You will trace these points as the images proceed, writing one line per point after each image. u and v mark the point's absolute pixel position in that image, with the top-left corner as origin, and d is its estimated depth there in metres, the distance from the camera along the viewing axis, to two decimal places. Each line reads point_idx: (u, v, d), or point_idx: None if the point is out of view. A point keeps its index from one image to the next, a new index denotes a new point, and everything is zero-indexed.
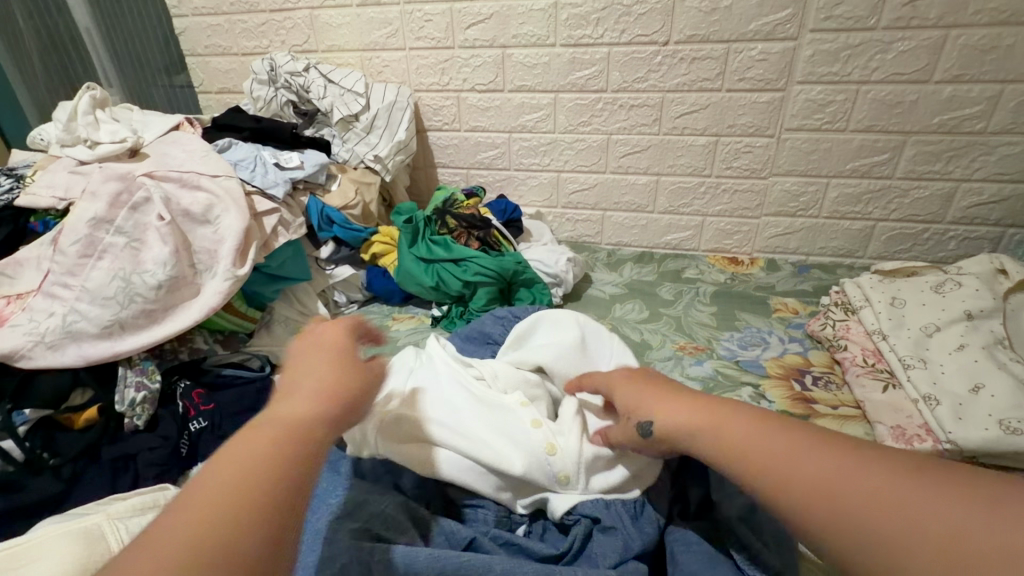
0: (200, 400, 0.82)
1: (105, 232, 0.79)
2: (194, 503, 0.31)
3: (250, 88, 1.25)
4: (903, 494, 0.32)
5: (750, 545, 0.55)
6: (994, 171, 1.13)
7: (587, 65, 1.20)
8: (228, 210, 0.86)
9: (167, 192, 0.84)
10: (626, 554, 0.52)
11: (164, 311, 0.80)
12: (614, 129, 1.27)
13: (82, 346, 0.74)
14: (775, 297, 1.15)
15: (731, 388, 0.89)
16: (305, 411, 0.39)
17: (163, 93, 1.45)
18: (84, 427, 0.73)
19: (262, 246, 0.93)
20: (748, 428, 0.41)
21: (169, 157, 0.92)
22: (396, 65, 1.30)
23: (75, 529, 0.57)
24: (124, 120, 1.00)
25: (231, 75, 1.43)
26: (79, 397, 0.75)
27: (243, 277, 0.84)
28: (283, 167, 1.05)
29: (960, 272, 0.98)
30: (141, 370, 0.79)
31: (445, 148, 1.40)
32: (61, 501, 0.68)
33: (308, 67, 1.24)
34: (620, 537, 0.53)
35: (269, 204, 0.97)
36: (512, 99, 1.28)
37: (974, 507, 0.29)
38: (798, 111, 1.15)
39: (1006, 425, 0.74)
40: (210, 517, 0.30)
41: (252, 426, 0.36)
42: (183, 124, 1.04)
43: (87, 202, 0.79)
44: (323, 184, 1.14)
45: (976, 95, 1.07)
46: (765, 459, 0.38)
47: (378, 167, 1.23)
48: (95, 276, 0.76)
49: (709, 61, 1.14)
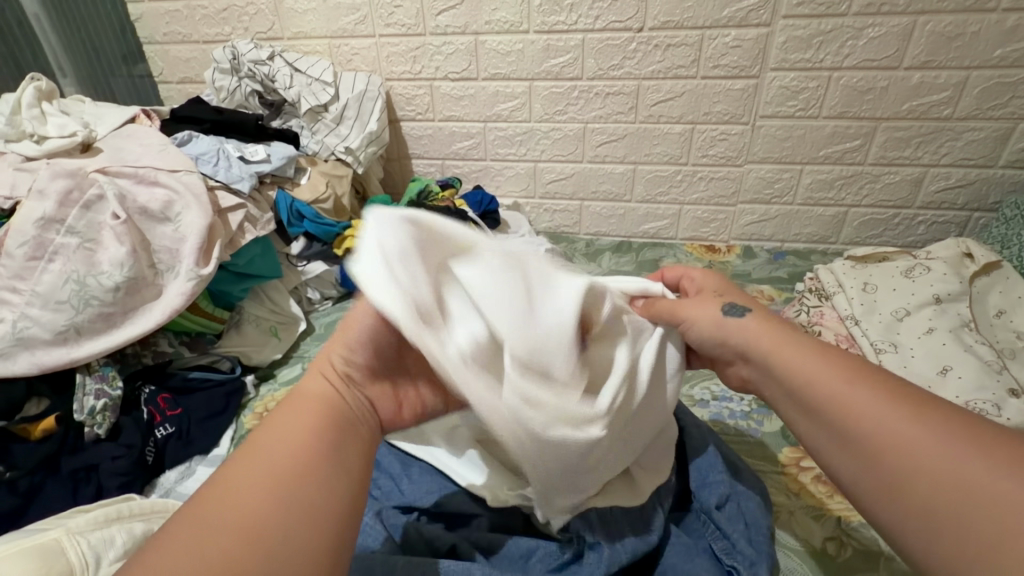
0: (167, 406, 0.81)
1: (55, 232, 0.74)
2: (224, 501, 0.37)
3: (212, 78, 1.20)
4: (942, 443, 0.35)
5: (728, 535, 0.56)
6: (961, 156, 1.15)
7: (561, 52, 1.18)
8: (189, 207, 0.83)
9: (122, 188, 0.80)
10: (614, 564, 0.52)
11: (123, 314, 0.77)
12: (590, 118, 1.25)
13: (36, 354, 0.71)
14: (752, 284, 1.16)
15: (707, 375, 0.89)
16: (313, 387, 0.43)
17: (124, 84, 1.39)
18: (41, 437, 0.70)
19: (227, 244, 0.90)
20: (811, 361, 0.43)
21: (124, 152, 0.87)
22: (366, 53, 1.26)
23: (30, 545, 0.54)
24: (75, 113, 0.94)
25: (192, 64, 1.36)
26: (34, 406, 0.72)
27: (207, 276, 0.81)
28: (248, 160, 1.02)
29: (929, 257, 1.00)
30: (101, 377, 0.75)
31: (419, 138, 1.36)
32: (18, 516, 0.65)
33: (273, 55, 1.19)
34: (605, 548, 0.52)
35: (234, 200, 0.93)
36: (487, 88, 1.26)
37: (983, 459, 0.33)
38: (772, 98, 1.16)
39: (972, 407, 0.76)
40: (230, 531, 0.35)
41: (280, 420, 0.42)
42: (140, 117, 1.00)
43: (35, 201, 0.74)
44: (292, 177, 1.10)
45: (943, 81, 1.08)
46: (803, 390, 0.42)
47: (349, 159, 1.20)
48: (46, 279, 0.72)
49: (684, 48, 1.13)
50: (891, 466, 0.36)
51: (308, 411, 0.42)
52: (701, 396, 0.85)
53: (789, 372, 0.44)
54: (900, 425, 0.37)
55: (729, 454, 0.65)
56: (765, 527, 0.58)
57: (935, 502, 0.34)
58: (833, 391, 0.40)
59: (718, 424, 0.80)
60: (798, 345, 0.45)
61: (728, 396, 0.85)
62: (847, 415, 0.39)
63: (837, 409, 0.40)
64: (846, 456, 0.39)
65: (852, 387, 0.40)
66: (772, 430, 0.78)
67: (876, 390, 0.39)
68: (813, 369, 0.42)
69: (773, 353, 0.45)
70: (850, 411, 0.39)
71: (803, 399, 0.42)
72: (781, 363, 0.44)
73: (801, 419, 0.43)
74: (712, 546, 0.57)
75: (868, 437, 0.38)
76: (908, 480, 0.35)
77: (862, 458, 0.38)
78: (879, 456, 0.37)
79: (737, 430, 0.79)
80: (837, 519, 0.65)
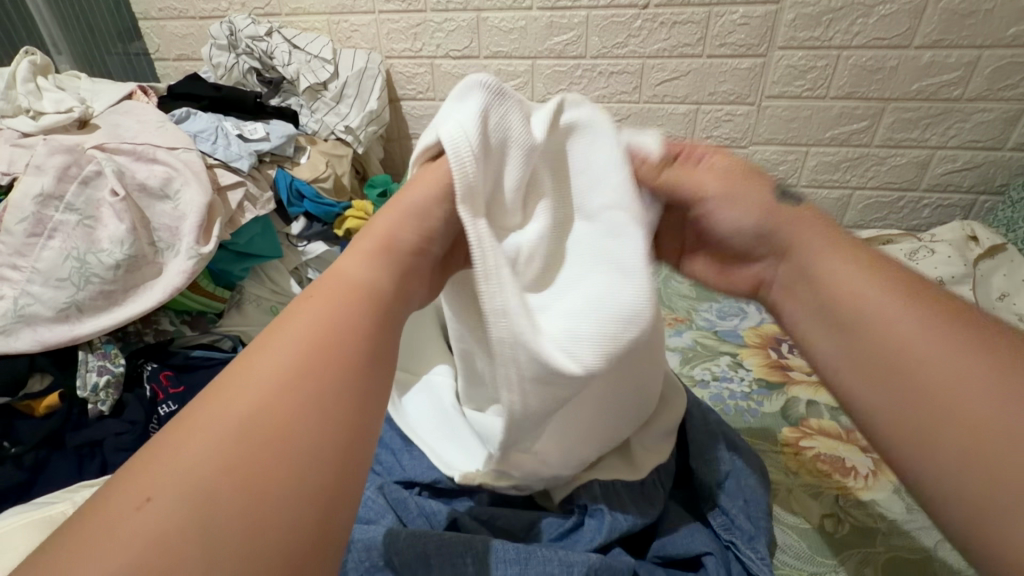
0: (169, 383, 0.81)
1: (54, 209, 0.73)
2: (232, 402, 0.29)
3: (209, 54, 1.18)
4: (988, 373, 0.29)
5: (727, 511, 0.57)
6: (968, 139, 1.14)
7: (565, 29, 1.16)
8: (189, 184, 0.82)
9: (120, 165, 0.80)
10: (614, 532, 0.52)
11: (124, 292, 0.77)
12: (593, 98, 1.23)
13: (38, 331, 0.70)
14: None
15: (709, 357, 0.89)
16: (356, 275, 0.36)
17: (120, 62, 1.36)
18: (45, 413, 0.71)
19: (227, 223, 0.89)
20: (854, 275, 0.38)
21: (122, 129, 0.86)
22: (365, 29, 1.24)
23: (38, 517, 0.55)
24: (70, 89, 0.93)
25: (189, 40, 1.35)
26: (37, 382, 0.72)
27: (208, 255, 0.81)
28: (247, 139, 1.01)
29: (933, 240, 0.99)
30: (104, 354, 0.76)
31: (419, 118, 1.35)
32: (25, 490, 0.68)
33: (271, 31, 1.17)
34: (606, 515, 0.53)
35: (233, 178, 0.92)
36: (489, 66, 1.24)
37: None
38: (779, 77, 1.14)
39: None
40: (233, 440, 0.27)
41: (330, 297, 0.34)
42: (137, 93, 0.98)
43: (32, 177, 0.73)
44: (291, 157, 1.09)
45: (954, 61, 1.06)
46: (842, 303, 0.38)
47: (349, 138, 1.18)
48: (46, 257, 0.72)
49: (690, 25, 1.11)
50: (929, 396, 0.31)
51: (343, 291, 0.35)
52: (702, 376, 0.85)
53: (835, 287, 0.39)
54: (943, 347, 0.32)
55: (730, 433, 0.65)
56: (763, 503, 0.59)
57: (956, 435, 0.29)
58: (880, 304, 0.36)
59: (718, 405, 0.80)
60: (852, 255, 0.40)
61: (728, 377, 0.85)
62: (885, 335, 0.34)
63: (875, 324, 0.35)
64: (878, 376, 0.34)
65: (903, 306, 0.35)
66: (772, 411, 0.79)
67: (915, 306, 0.34)
68: (861, 281, 0.37)
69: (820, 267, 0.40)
70: (891, 331, 0.34)
71: (840, 318, 0.38)
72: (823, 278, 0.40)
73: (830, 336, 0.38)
74: (710, 521, 0.57)
75: (906, 360, 0.33)
76: (934, 409, 0.30)
77: (888, 377, 0.33)
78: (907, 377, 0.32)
79: (736, 410, 0.80)
80: (835, 497, 0.66)
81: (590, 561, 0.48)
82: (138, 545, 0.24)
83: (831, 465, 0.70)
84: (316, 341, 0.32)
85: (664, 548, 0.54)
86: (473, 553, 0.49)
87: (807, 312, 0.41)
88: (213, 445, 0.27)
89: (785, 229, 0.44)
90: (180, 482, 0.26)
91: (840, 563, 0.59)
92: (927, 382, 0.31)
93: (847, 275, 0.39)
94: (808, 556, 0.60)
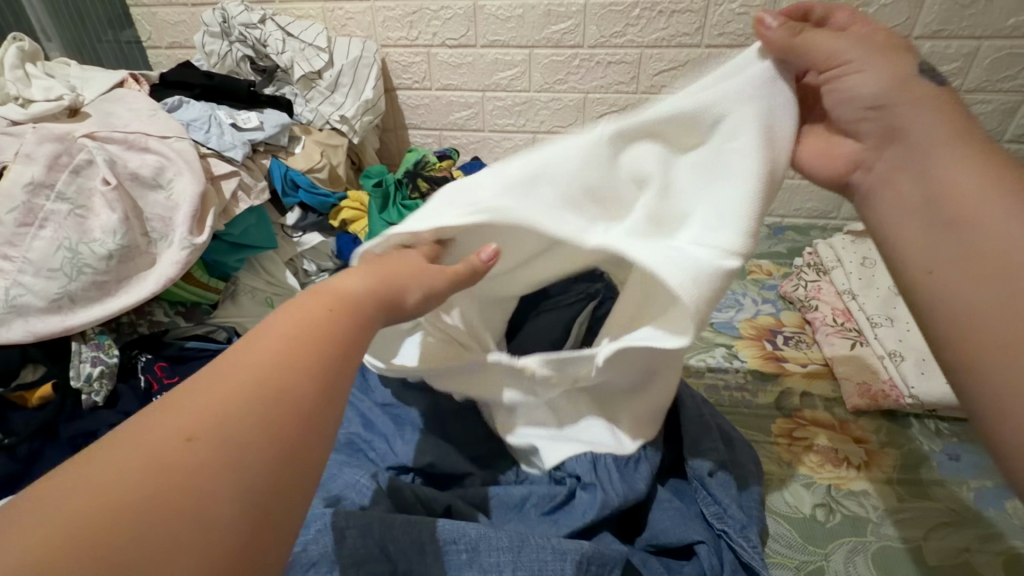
0: (164, 374, 0.80)
1: (45, 198, 0.73)
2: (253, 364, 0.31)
3: (201, 42, 1.16)
4: None
5: (720, 501, 0.57)
6: None
7: (562, 18, 1.15)
8: (181, 173, 0.81)
9: (112, 154, 0.79)
10: (605, 510, 0.52)
11: (117, 283, 0.76)
12: (591, 88, 1.22)
13: (30, 321, 0.70)
14: (750, 259, 1.15)
15: (704, 348, 0.90)
16: (351, 284, 0.40)
17: (111, 49, 1.34)
18: (39, 404, 0.71)
19: (221, 213, 0.88)
20: (966, 176, 0.42)
21: (113, 117, 0.85)
22: (360, 17, 1.22)
23: None
24: (60, 76, 0.92)
25: (181, 28, 1.32)
26: (30, 372, 0.72)
27: (202, 245, 0.80)
28: (241, 128, 0.99)
29: None
30: (97, 345, 0.76)
31: (415, 108, 1.34)
32: (18, 480, 0.67)
33: (264, 18, 1.15)
34: (598, 493, 0.54)
35: (227, 167, 0.91)
36: (485, 55, 1.22)
37: None
38: None
39: None
40: (258, 398, 0.30)
41: (337, 296, 0.38)
42: (128, 81, 0.97)
43: (22, 165, 0.72)
44: (285, 146, 1.08)
45: (953, 52, 1.06)
46: (951, 208, 0.42)
47: (344, 128, 1.17)
48: (38, 246, 0.71)
49: (689, 14, 1.10)
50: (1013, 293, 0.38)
51: (349, 297, 0.38)
52: (697, 367, 0.85)
53: (949, 179, 0.42)
54: None
55: (724, 425, 0.66)
56: (755, 495, 0.61)
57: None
58: (990, 212, 0.41)
59: (712, 395, 0.81)
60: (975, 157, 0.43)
61: (724, 367, 0.86)
62: (989, 243, 0.40)
63: (977, 228, 0.41)
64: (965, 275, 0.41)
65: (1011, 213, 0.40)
66: (766, 402, 0.79)
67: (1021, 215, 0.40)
68: (974, 182, 0.41)
69: (933, 159, 0.43)
70: (1000, 241, 0.40)
71: (950, 215, 0.42)
72: (935, 173, 0.43)
73: (935, 230, 0.43)
74: (703, 511, 0.57)
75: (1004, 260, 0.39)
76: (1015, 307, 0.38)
77: (982, 272, 0.40)
78: (1002, 273, 0.39)
79: (731, 401, 0.80)
80: (828, 488, 0.67)
81: (583, 549, 0.48)
82: (165, 478, 0.26)
83: (825, 456, 0.70)
84: (310, 337, 0.34)
85: (655, 538, 0.55)
86: (467, 541, 0.49)
87: (909, 203, 0.45)
88: (207, 411, 0.28)
89: (901, 106, 0.44)
90: (209, 424, 0.28)
91: (831, 551, 0.60)
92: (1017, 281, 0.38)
93: (961, 174, 0.42)
94: (800, 545, 0.60)
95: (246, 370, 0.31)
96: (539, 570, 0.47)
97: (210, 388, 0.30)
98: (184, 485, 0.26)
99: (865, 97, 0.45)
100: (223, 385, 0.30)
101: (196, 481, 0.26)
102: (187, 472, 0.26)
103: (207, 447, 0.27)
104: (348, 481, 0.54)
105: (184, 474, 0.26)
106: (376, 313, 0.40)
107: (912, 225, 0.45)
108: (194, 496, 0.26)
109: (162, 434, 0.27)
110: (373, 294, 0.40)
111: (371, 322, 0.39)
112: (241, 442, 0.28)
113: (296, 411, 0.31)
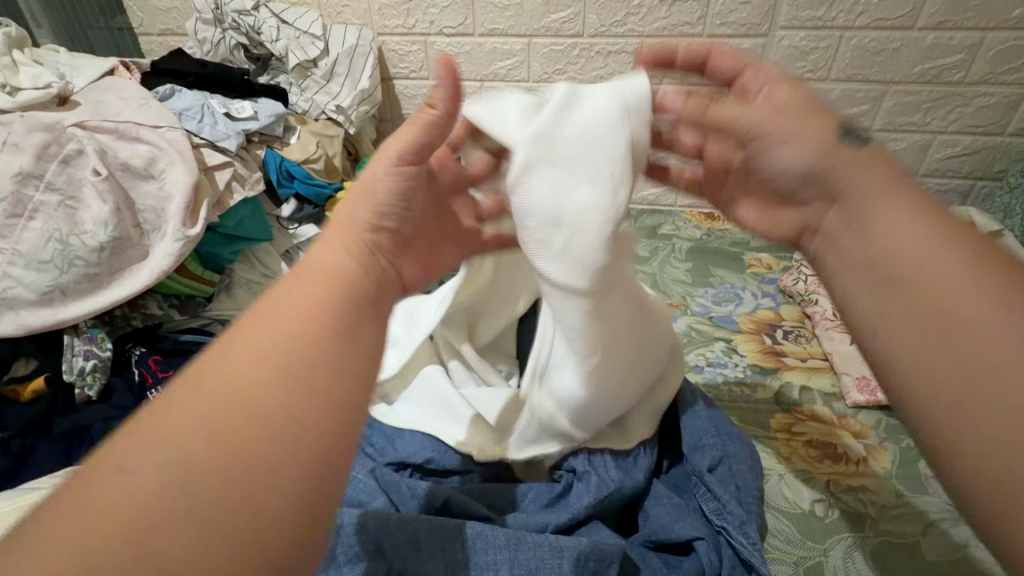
0: (158, 367, 0.80)
1: (34, 188, 0.71)
2: (214, 380, 0.31)
3: (194, 29, 1.14)
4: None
5: (719, 496, 0.57)
6: (969, 123, 1.13)
7: (562, 6, 1.13)
8: (174, 164, 0.80)
9: (102, 144, 0.77)
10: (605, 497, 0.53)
11: (109, 275, 0.75)
12: (590, 78, 1.21)
13: (21, 315, 0.69)
14: (750, 252, 1.14)
15: (703, 342, 0.89)
16: (329, 265, 0.38)
17: (102, 36, 1.31)
18: (31, 399, 0.70)
19: (216, 204, 0.87)
20: (904, 230, 0.37)
21: (104, 106, 0.83)
22: (356, 5, 1.20)
23: (24, 505, 0.54)
24: (49, 63, 0.90)
25: (173, 14, 1.30)
26: (22, 366, 0.71)
27: (195, 237, 0.79)
28: (235, 118, 0.98)
29: None
30: (90, 338, 0.74)
31: (413, 98, 1.32)
32: (13, 474, 0.67)
33: (258, 5, 1.13)
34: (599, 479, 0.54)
35: (221, 158, 0.90)
36: (483, 44, 1.20)
37: None
38: (780, 58, 1.11)
39: None
40: (216, 413, 0.29)
41: (302, 283, 0.36)
42: (119, 69, 0.95)
43: (9, 155, 0.71)
44: (281, 137, 1.06)
45: (957, 43, 1.04)
46: (893, 264, 0.37)
47: (340, 118, 1.15)
48: (27, 238, 0.69)
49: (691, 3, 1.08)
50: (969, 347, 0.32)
51: (320, 282, 0.37)
52: (696, 362, 0.85)
53: (883, 237, 0.38)
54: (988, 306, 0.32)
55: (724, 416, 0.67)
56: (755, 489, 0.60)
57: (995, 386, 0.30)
58: (937, 264, 0.35)
59: (711, 390, 0.81)
60: (917, 213, 0.38)
61: (723, 363, 0.85)
62: (937, 296, 0.34)
63: (927, 285, 0.35)
64: (916, 335, 0.35)
65: (960, 266, 0.34)
66: (765, 396, 0.79)
67: (965, 264, 0.34)
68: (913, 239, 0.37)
69: (869, 213, 0.39)
70: (950, 293, 0.34)
71: (892, 273, 0.37)
72: (873, 228, 0.39)
73: (877, 289, 0.38)
74: (702, 507, 0.57)
75: (956, 313, 0.33)
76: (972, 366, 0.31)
77: (931, 330, 0.34)
78: (953, 329, 0.33)
79: (730, 395, 0.80)
80: (826, 483, 0.66)
81: (580, 545, 0.48)
82: (120, 513, 0.25)
83: (824, 450, 0.70)
84: (283, 339, 0.33)
85: (655, 534, 0.54)
86: (462, 538, 0.48)
87: (851, 262, 0.41)
88: (169, 435, 0.28)
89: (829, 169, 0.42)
90: (159, 451, 0.27)
91: (830, 547, 0.60)
92: (976, 338, 0.32)
93: (901, 228, 0.38)
94: (798, 541, 0.60)
95: (206, 385, 0.30)
96: (536, 569, 0.47)
97: (169, 412, 0.29)
98: (142, 518, 0.25)
99: (795, 169, 0.44)
100: (180, 407, 0.29)
101: (148, 514, 0.26)
102: (141, 505, 0.26)
103: (163, 474, 0.27)
104: (345, 478, 0.55)
105: (141, 506, 0.26)
106: (355, 296, 0.38)
107: (858, 285, 0.40)
108: (155, 531, 0.25)
109: (112, 466, 0.27)
110: (345, 276, 0.38)
111: (349, 305, 0.37)
112: (197, 464, 0.27)
113: (261, 421, 0.29)
